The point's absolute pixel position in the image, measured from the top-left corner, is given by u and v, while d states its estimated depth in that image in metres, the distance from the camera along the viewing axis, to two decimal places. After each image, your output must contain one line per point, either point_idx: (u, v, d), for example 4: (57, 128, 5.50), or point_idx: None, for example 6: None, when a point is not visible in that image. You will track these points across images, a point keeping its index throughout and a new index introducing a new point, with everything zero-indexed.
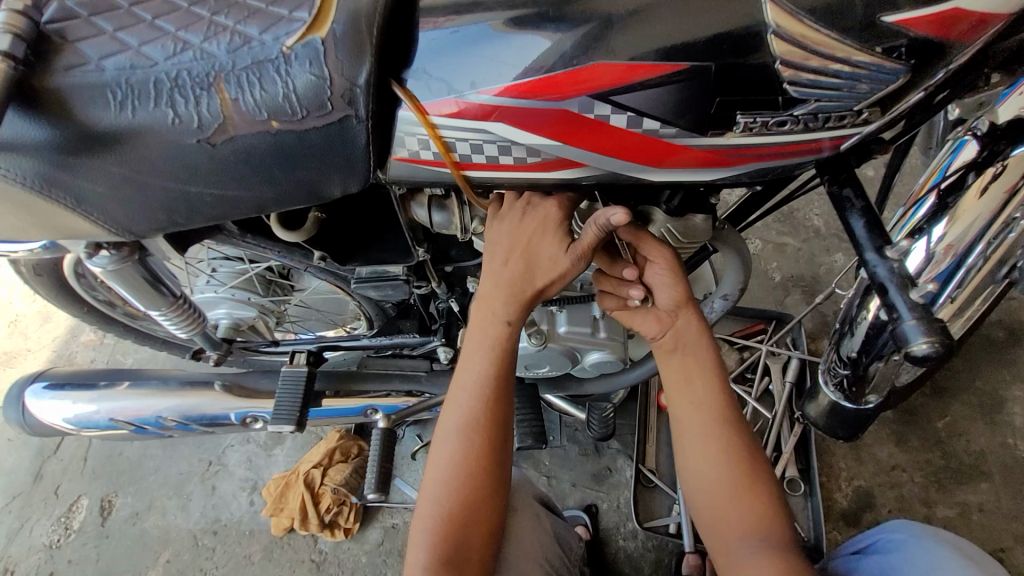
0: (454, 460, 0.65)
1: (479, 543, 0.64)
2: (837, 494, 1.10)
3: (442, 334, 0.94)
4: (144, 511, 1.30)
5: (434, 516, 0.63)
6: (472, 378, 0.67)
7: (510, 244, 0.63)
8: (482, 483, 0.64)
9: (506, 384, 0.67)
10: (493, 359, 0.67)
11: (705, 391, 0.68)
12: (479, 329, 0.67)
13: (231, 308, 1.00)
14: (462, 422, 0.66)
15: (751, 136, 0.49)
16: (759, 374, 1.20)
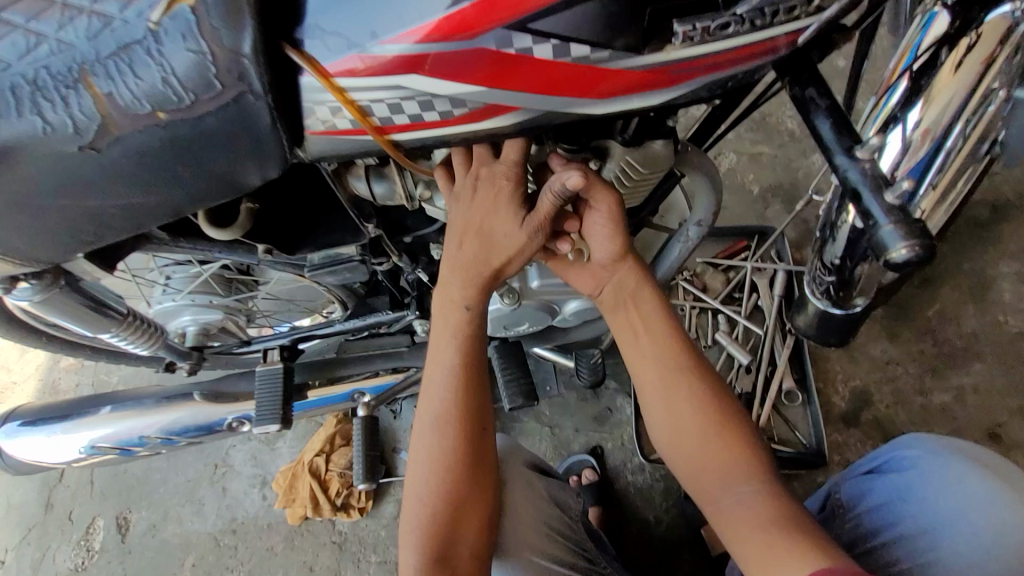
0: (435, 453, 0.63)
1: (468, 532, 0.63)
2: (835, 397, 1.11)
3: (416, 307, 0.90)
4: (161, 521, 1.31)
5: (422, 517, 0.62)
6: (443, 371, 0.65)
7: (463, 226, 0.60)
8: (464, 474, 0.63)
9: (478, 373, 0.65)
10: (459, 347, 0.65)
11: (657, 342, 0.69)
12: (443, 315, 0.65)
13: (195, 314, 0.96)
14: (437, 415, 0.64)
15: (695, 46, 0.43)
16: (747, 292, 1.18)
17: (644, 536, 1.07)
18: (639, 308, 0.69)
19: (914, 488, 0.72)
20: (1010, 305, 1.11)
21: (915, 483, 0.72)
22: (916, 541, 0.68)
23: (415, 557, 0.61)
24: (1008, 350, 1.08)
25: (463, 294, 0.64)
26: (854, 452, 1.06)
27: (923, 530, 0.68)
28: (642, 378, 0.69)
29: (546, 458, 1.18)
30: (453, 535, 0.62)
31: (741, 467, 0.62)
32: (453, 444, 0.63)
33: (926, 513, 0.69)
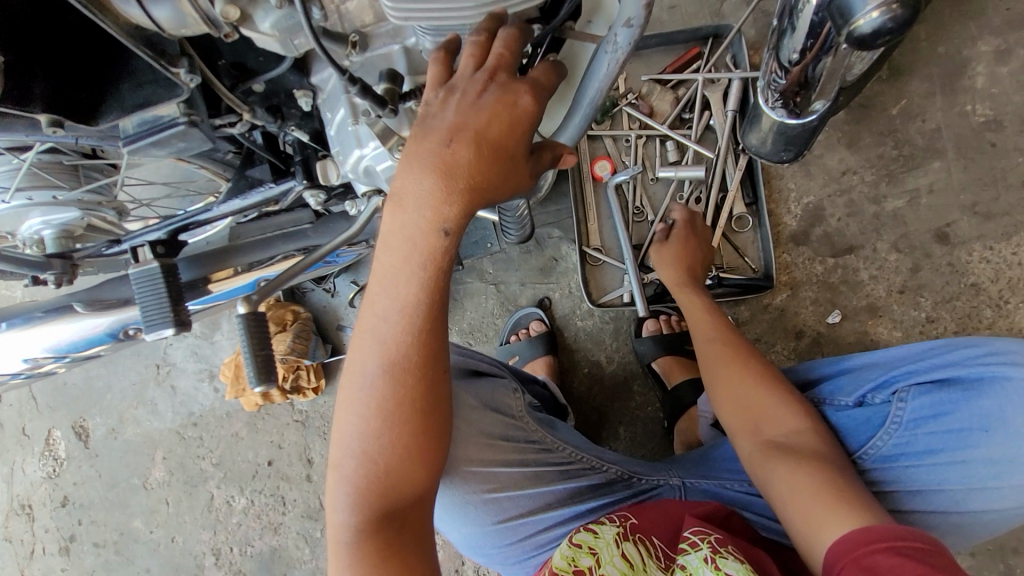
0: (376, 399, 0.55)
1: (417, 481, 0.57)
2: (787, 217, 1.04)
3: (302, 174, 0.73)
4: (119, 424, 1.30)
5: (359, 471, 0.56)
6: (390, 304, 0.54)
7: (459, 124, 0.49)
8: (413, 422, 0.55)
9: (433, 311, 0.54)
10: (416, 279, 0.53)
11: (715, 339, 0.83)
12: (399, 238, 0.52)
13: (45, 213, 0.79)
14: (383, 358, 0.54)
15: None
16: (698, 111, 1.04)
17: (595, 376, 1.08)
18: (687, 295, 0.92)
19: (1010, 420, 0.63)
20: (981, 91, 1.00)
21: (1012, 415, 0.63)
22: (979, 470, 0.65)
23: (346, 504, 0.57)
24: (971, 143, 1.00)
25: (429, 214, 0.51)
26: (802, 271, 1.03)
27: (992, 460, 0.64)
28: (704, 345, 0.84)
29: (494, 316, 1.14)
30: (397, 485, 0.56)
31: (792, 419, 0.71)
32: (396, 387, 0.54)
33: (1010, 447, 0.63)
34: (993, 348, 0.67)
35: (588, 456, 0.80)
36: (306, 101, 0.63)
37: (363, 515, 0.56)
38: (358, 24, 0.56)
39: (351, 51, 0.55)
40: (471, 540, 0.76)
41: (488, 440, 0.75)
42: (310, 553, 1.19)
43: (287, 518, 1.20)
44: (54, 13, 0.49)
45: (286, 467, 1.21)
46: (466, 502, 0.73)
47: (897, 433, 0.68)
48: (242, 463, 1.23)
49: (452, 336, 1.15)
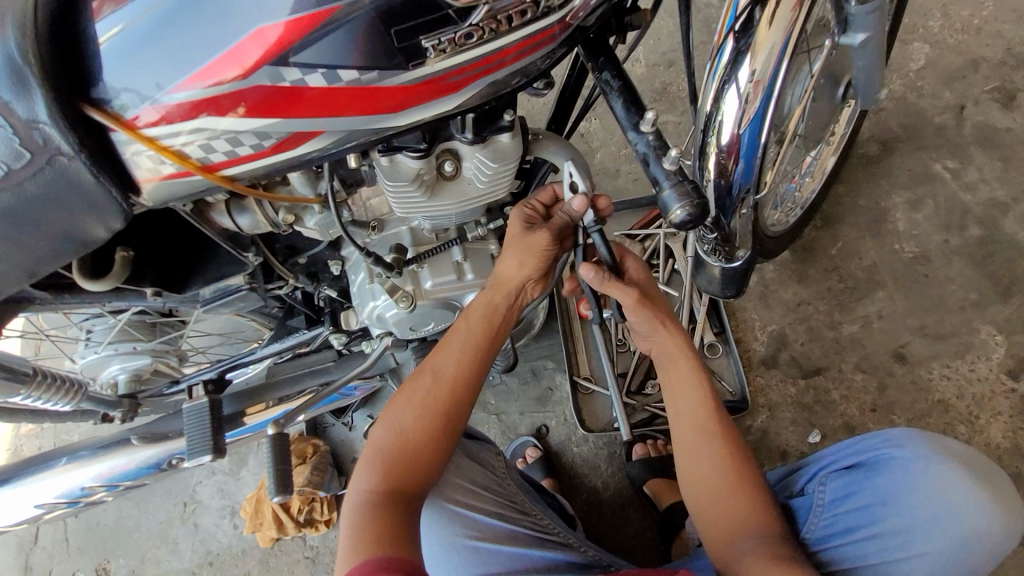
0: (422, 402, 0.71)
1: (426, 478, 0.69)
2: (754, 343, 1.16)
3: (329, 321, 0.91)
4: (139, 566, 1.33)
5: (384, 450, 0.70)
6: (459, 343, 0.74)
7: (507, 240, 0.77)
8: (445, 428, 0.71)
9: (478, 363, 0.74)
10: (477, 337, 0.74)
11: (702, 422, 0.76)
12: (472, 315, 0.75)
13: (123, 362, 0.96)
14: (442, 379, 0.72)
15: (451, 57, 0.44)
16: (662, 258, 1.23)
17: (593, 502, 1.13)
18: (671, 367, 0.78)
19: (899, 493, 0.67)
20: (904, 233, 1.17)
21: (906, 492, 0.67)
22: (888, 543, 0.66)
23: (369, 472, 0.68)
24: (907, 275, 1.14)
25: (488, 300, 0.76)
26: (775, 392, 1.12)
27: (896, 533, 0.66)
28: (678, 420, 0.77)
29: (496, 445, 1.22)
30: (413, 474, 0.69)
31: (743, 499, 0.72)
32: (443, 398, 0.72)
33: (904, 518, 0.66)
34: (883, 434, 0.71)
35: (565, 531, 0.82)
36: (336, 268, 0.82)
37: (378, 485, 0.67)
38: (377, 214, 0.79)
39: (371, 232, 0.77)
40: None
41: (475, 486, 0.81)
42: None
43: None
44: (155, 215, 0.68)
45: None
46: (449, 546, 0.77)
47: (821, 516, 0.71)
48: None
49: None
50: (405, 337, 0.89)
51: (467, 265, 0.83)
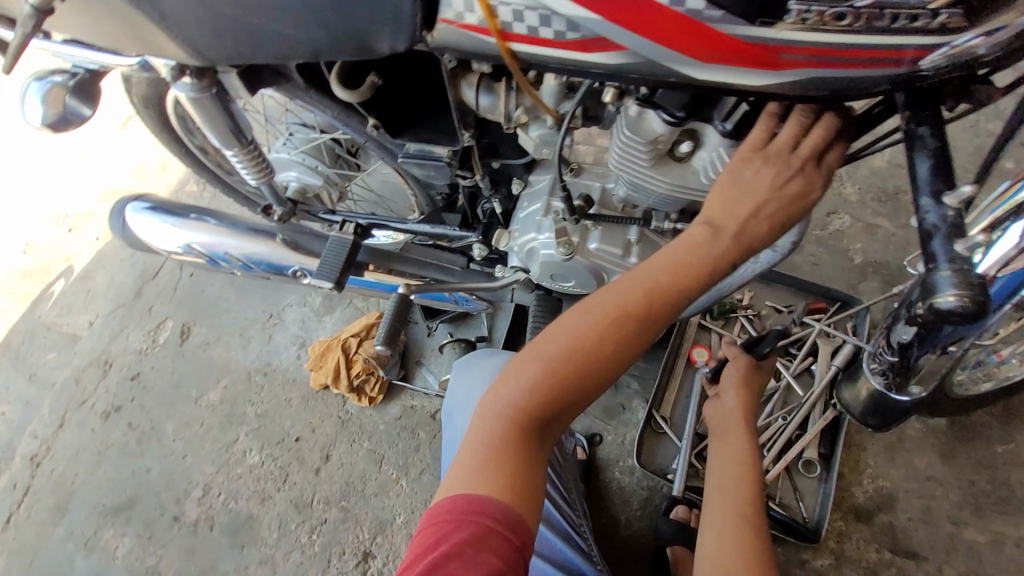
0: (605, 330, 0.60)
1: (575, 418, 0.62)
2: (855, 488, 1.05)
3: (481, 233, 0.95)
4: (214, 341, 1.49)
5: (549, 364, 0.60)
6: (668, 272, 0.61)
7: (736, 192, 0.61)
8: (618, 365, 0.61)
9: (681, 307, 0.62)
10: (693, 279, 0.61)
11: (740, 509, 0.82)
12: (694, 248, 0.61)
13: (300, 172, 1.06)
14: (637, 314, 0.61)
15: (769, 33, 0.52)
16: (804, 352, 1.14)
17: (607, 531, 1.10)
18: (732, 447, 0.90)
19: None
20: None
21: None
22: None
23: (526, 388, 0.60)
24: None
25: (723, 253, 0.61)
26: (852, 547, 1.01)
27: None
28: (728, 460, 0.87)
29: None
30: (562, 411, 0.60)
31: None
32: (631, 331, 0.60)
33: None
34: None
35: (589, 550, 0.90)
36: (517, 187, 0.86)
37: (529, 408, 0.59)
38: (580, 160, 0.82)
39: (571, 171, 0.80)
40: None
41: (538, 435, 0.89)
42: (276, 539, 1.22)
43: (278, 494, 1.27)
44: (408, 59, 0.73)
45: (306, 451, 1.30)
46: None
47: None
48: (277, 427, 1.34)
49: None
50: (539, 280, 0.89)
51: (636, 249, 0.81)
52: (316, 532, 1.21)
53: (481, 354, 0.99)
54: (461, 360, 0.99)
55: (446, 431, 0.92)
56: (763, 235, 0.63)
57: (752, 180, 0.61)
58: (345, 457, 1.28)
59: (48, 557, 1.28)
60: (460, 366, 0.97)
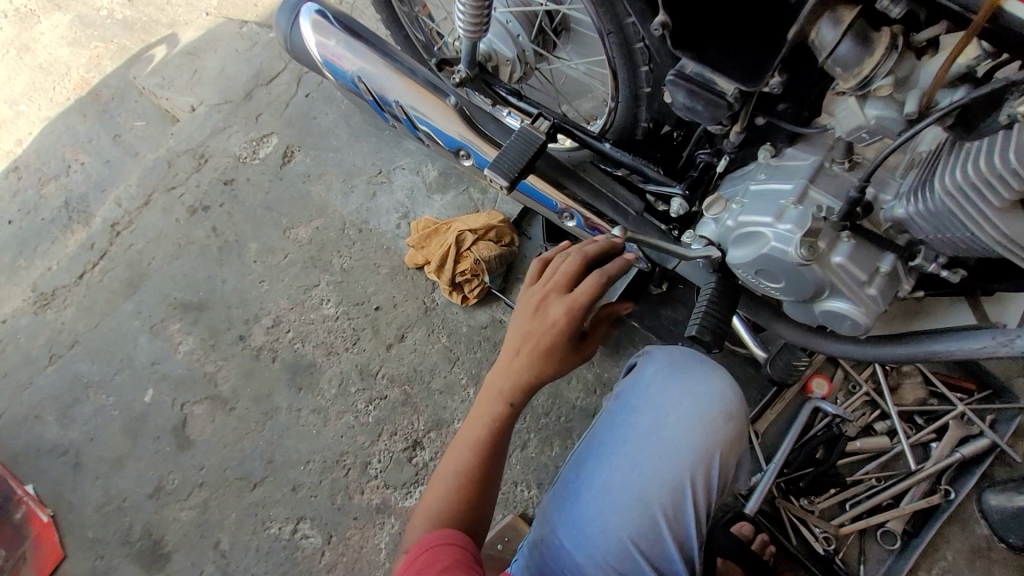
0: (481, 423, 0.68)
1: (489, 483, 0.67)
2: (920, 572, 1.03)
3: (686, 185, 0.83)
4: (315, 177, 1.40)
5: (455, 476, 0.67)
6: (512, 349, 0.70)
7: (522, 338, 0.69)
8: (499, 426, 0.68)
9: (547, 357, 0.69)
10: (533, 330, 0.69)
11: None
12: (492, 398, 0.69)
13: (495, 36, 0.93)
14: (503, 386, 0.69)
15: None
16: (933, 427, 1.07)
17: None
18: None
19: None
20: None
21: None
22: None
23: (442, 499, 0.66)
24: None
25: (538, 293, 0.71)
26: None
27: None
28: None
29: None
30: (477, 486, 0.66)
31: None
32: (502, 403, 0.69)
33: None
34: None
35: None
36: (763, 154, 0.73)
37: (450, 502, 0.65)
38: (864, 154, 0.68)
39: (846, 163, 0.68)
40: (566, 525, 0.70)
41: (709, 488, 0.68)
42: (332, 395, 1.21)
43: (345, 354, 1.24)
44: None
45: (382, 324, 1.25)
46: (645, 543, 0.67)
47: None
48: (359, 289, 1.29)
49: (587, 373, 1.18)
50: (738, 270, 0.78)
51: (879, 280, 0.69)
52: (374, 404, 1.20)
53: (690, 355, 0.74)
54: (663, 350, 0.73)
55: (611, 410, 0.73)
56: (530, 369, 0.68)
57: (533, 314, 0.70)
58: (420, 344, 1.23)
59: (112, 326, 1.29)
60: (660, 360, 0.73)
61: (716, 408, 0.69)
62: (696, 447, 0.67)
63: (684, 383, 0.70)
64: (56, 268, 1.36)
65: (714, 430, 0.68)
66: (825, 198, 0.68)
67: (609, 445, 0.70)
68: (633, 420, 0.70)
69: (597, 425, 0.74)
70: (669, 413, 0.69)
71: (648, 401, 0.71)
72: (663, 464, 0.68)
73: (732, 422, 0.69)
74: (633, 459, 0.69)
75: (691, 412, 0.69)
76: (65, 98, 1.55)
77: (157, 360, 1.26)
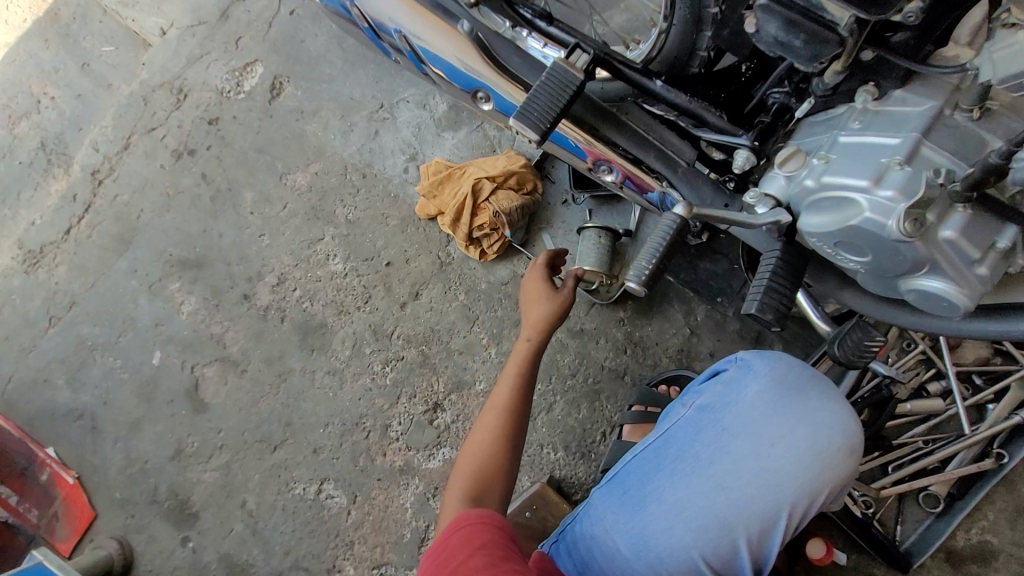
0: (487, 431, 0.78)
1: (494, 490, 0.73)
2: (959, 533, 1.00)
3: (754, 135, 0.68)
4: (309, 113, 1.24)
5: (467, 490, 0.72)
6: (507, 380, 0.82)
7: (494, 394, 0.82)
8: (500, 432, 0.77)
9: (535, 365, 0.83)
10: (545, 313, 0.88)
11: None
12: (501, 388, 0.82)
13: None
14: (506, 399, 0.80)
15: None
16: (993, 389, 0.99)
17: None
18: None
19: None
20: None
21: None
22: None
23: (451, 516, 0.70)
24: None
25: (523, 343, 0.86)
26: None
27: None
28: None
29: (665, 353, 1.09)
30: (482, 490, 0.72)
31: None
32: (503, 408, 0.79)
33: None
34: None
35: None
36: (861, 97, 0.59)
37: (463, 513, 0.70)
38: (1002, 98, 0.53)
39: (975, 111, 0.54)
40: (634, 528, 0.72)
41: (797, 523, 0.70)
42: (347, 357, 1.15)
43: (357, 313, 1.16)
44: None
45: (395, 281, 1.16)
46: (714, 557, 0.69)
47: None
48: (367, 242, 1.18)
49: (617, 331, 1.10)
50: (810, 237, 0.66)
51: (990, 258, 0.58)
52: (391, 365, 1.14)
53: (805, 382, 0.73)
54: (769, 366, 0.74)
55: (701, 422, 0.73)
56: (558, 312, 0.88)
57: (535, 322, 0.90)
58: (436, 302, 1.15)
59: (109, 285, 1.21)
60: (766, 383, 0.72)
61: (824, 450, 0.70)
62: (797, 483, 0.69)
63: (792, 415, 0.71)
64: (39, 222, 1.26)
65: (818, 468, 0.69)
66: (940, 155, 0.55)
67: (698, 461, 0.71)
68: (729, 442, 0.71)
69: (681, 435, 0.74)
70: (773, 444, 0.69)
71: (749, 428, 0.71)
72: (756, 492, 0.69)
73: (835, 462, 0.70)
74: (719, 477, 0.70)
75: (798, 447, 0.69)
76: (22, 20, 1.36)
77: (161, 320, 1.19)
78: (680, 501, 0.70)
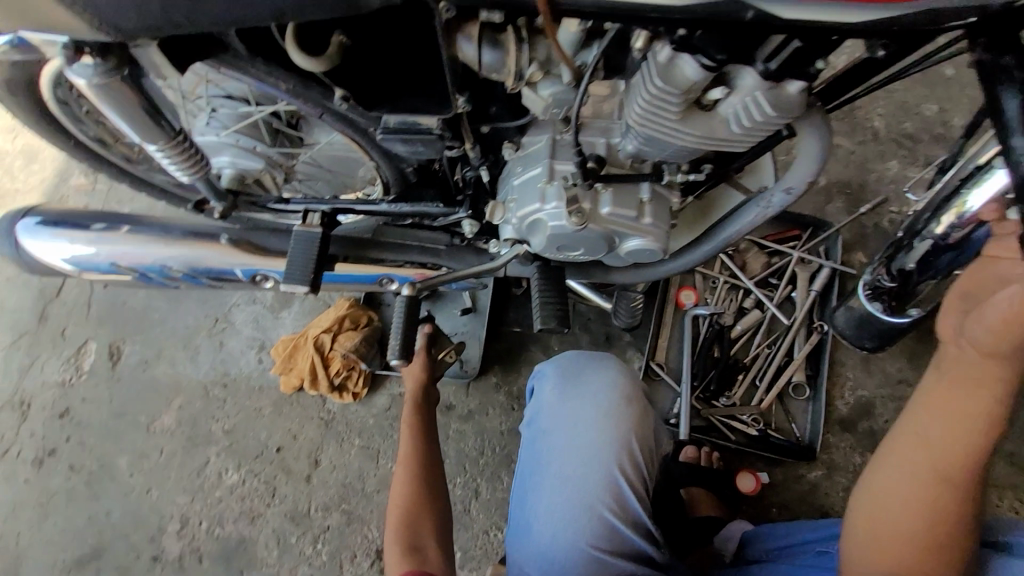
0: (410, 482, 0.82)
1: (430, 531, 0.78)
2: (839, 401, 1.14)
3: (468, 207, 0.86)
4: (153, 359, 1.30)
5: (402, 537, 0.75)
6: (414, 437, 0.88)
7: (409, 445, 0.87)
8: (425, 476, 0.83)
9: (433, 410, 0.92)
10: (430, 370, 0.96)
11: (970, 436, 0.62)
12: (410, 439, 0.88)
13: (235, 157, 0.86)
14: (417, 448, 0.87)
15: None
16: (785, 281, 1.18)
17: None
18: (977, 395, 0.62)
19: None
20: None
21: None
22: None
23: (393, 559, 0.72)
24: None
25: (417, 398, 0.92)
26: (838, 455, 1.10)
27: None
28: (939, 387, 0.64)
29: None
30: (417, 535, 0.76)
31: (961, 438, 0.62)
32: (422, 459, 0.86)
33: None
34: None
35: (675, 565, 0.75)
36: (507, 151, 0.77)
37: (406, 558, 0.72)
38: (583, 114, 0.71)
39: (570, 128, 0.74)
40: (521, 561, 0.74)
41: (636, 467, 0.77)
42: (277, 558, 1.13)
43: (269, 511, 1.16)
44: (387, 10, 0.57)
45: (291, 461, 1.19)
46: (596, 535, 0.72)
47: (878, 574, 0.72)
48: (251, 440, 1.22)
49: (498, 395, 1.20)
50: (542, 254, 0.83)
51: (648, 208, 0.76)
52: (322, 540, 1.14)
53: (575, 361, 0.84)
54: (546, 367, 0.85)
55: (529, 439, 0.80)
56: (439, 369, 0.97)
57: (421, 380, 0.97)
58: (337, 458, 1.19)
59: None
60: (550, 378, 0.83)
61: (612, 398, 0.79)
62: (611, 436, 0.77)
63: (581, 388, 0.80)
64: None
65: (622, 420, 0.78)
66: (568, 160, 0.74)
67: (541, 468, 0.77)
68: (550, 438, 0.78)
69: (523, 458, 0.80)
70: (576, 418, 0.78)
71: (557, 418, 0.79)
72: (589, 464, 0.75)
73: (632, 409, 0.80)
74: (557, 471, 0.76)
75: (596, 407, 0.79)
76: None
77: None
78: (547, 510, 0.74)
